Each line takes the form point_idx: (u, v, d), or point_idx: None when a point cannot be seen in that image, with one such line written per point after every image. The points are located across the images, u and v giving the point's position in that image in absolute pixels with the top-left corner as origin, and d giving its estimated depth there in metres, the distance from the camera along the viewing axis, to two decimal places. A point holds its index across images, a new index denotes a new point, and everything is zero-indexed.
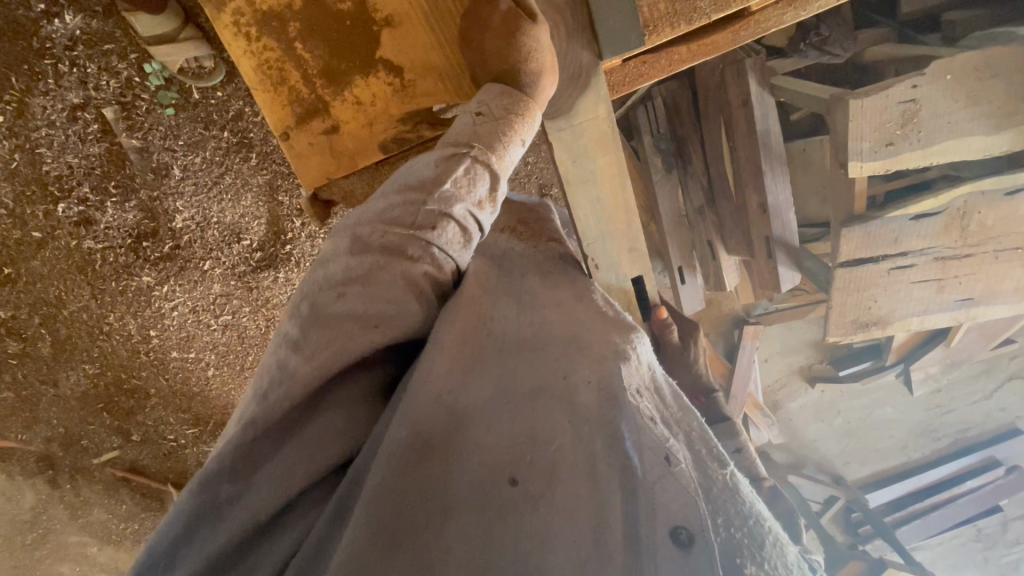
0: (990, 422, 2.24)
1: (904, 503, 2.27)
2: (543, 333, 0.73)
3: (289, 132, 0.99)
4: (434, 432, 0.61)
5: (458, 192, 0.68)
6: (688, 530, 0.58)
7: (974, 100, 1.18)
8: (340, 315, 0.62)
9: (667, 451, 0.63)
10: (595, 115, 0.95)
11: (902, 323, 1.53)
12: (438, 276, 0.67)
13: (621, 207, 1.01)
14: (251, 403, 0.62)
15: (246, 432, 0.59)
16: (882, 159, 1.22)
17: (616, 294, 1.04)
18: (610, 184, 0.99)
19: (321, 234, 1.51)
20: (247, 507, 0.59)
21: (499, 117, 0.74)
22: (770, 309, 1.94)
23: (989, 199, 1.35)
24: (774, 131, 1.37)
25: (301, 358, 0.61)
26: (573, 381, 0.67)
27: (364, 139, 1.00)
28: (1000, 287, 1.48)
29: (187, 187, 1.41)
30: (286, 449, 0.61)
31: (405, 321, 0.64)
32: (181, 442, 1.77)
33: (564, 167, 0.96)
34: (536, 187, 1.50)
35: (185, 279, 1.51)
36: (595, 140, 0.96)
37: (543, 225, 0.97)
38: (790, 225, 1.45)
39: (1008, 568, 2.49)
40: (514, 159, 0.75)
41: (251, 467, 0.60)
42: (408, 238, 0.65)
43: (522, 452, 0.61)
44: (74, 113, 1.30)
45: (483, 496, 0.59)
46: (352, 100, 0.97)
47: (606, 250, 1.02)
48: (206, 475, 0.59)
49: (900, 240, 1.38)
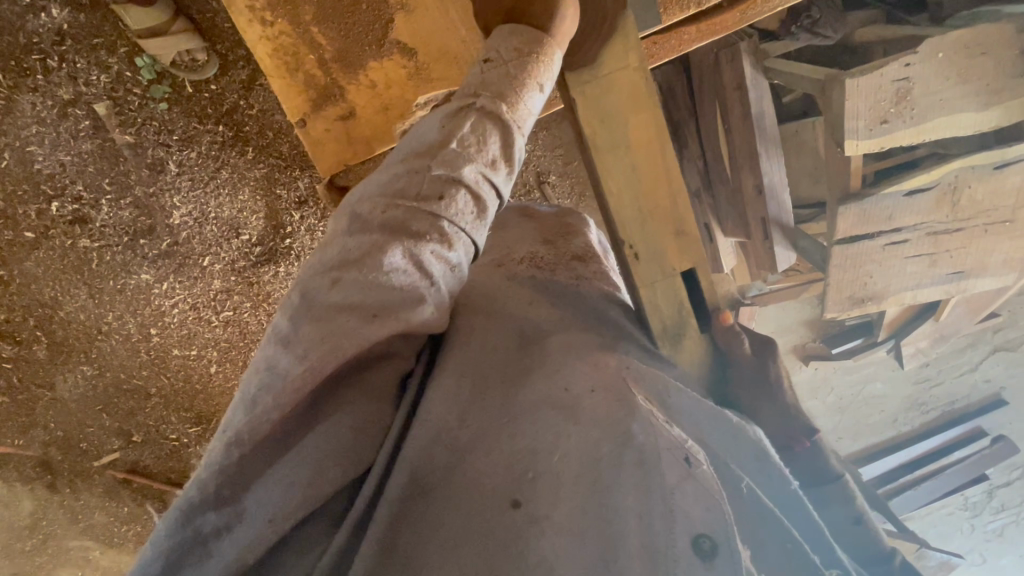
0: (976, 394, 2.30)
1: (892, 477, 2.32)
2: (546, 349, 0.77)
3: (306, 118, 1.06)
4: (432, 467, 0.66)
5: (465, 151, 0.68)
6: (710, 539, 0.60)
7: (965, 77, 1.21)
8: (335, 303, 0.63)
9: (686, 452, 0.66)
10: (624, 65, 0.85)
11: (897, 297, 1.55)
12: (447, 255, 0.66)
13: (660, 176, 0.88)
14: (237, 409, 0.64)
15: (233, 449, 0.60)
16: (878, 137, 1.25)
17: (662, 291, 0.89)
18: (646, 153, 0.87)
19: (320, 227, 1.47)
20: (237, 540, 0.59)
21: (510, 60, 0.72)
22: (764, 289, 1.98)
23: (978, 174, 1.39)
24: (770, 114, 1.40)
25: (293, 357, 0.61)
26: (575, 392, 0.71)
27: (380, 123, 1.08)
28: (989, 260, 1.52)
29: (183, 182, 1.39)
30: (279, 465, 0.63)
31: (409, 307, 0.63)
32: (183, 441, 1.75)
33: (591, 131, 0.86)
34: (534, 176, 1.59)
35: (185, 275, 1.49)
36: (627, 95, 0.86)
37: (569, 241, 0.97)
38: (785, 204, 1.47)
39: (993, 535, 2.58)
40: (533, 106, 0.73)
41: (238, 490, 0.61)
42: (413, 212, 0.66)
43: (523, 470, 0.65)
44: (63, 109, 1.28)
45: (483, 524, 0.62)
46: (366, 84, 1.04)
47: (646, 233, 0.89)
48: (187, 507, 0.59)
49: (895, 216, 1.41)
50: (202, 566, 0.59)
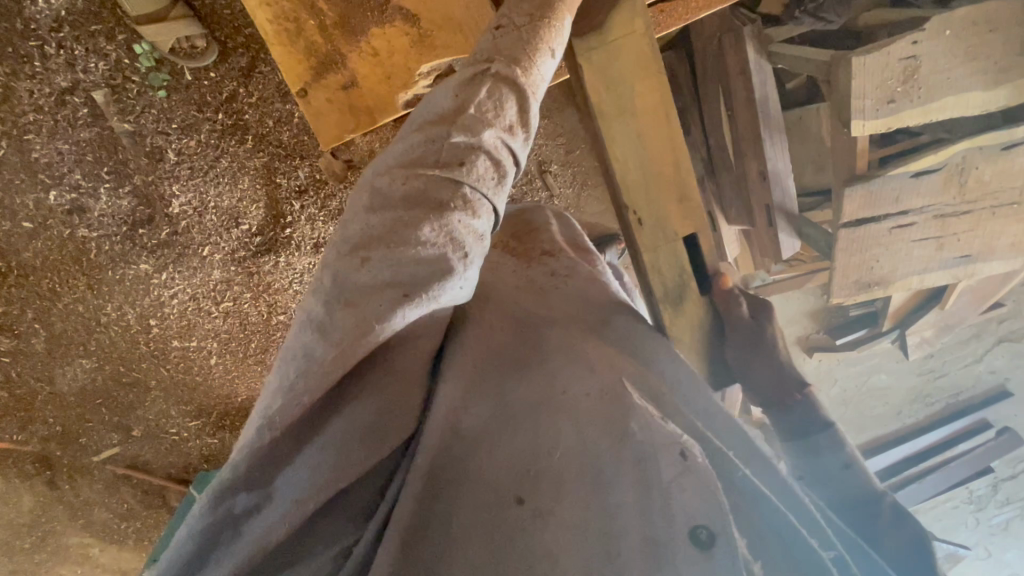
0: (979, 385, 2.28)
1: (898, 470, 2.35)
2: (543, 351, 0.77)
3: (307, 88, 1.05)
4: (443, 454, 0.66)
5: (484, 116, 0.68)
6: (708, 529, 0.57)
7: (973, 55, 1.20)
8: (366, 284, 0.64)
9: (681, 446, 0.62)
10: (631, 30, 0.90)
11: (904, 282, 1.53)
12: (473, 223, 0.67)
13: (665, 141, 0.93)
14: (272, 395, 0.65)
15: (264, 433, 0.63)
16: (884, 117, 1.24)
17: (665, 255, 0.94)
18: (652, 116, 0.92)
19: (321, 217, 1.47)
20: (264, 520, 0.63)
21: (522, 25, 0.73)
22: (768, 279, 1.95)
23: (985, 154, 1.38)
24: (774, 98, 1.39)
25: (328, 343, 0.63)
26: (573, 395, 0.71)
27: (383, 92, 1.07)
28: (996, 243, 1.50)
29: (182, 171, 1.37)
30: (309, 447, 0.65)
31: (437, 283, 0.64)
32: (182, 435, 1.74)
33: (598, 97, 0.91)
34: (535, 164, 1.58)
35: (184, 265, 1.47)
36: (635, 60, 0.91)
37: (538, 236, 1.00)
38: (790, 191, 1.46)
39: (998, 528, 2.56)
40: (546, 71, 0.74)
41: (268, 473, 0.65)
42: (434, 181, 0.66)
43: (528, 470, 0.65)
44: (62, 97, 1.27)
45: (490, 519, 0.63)
46: (369, 51, 1.04)
47: (651, 199, 0.94)
48: (222, 486, 0.63)
49: (900, 198, 1.40)
50: (233, 543, 0.64)
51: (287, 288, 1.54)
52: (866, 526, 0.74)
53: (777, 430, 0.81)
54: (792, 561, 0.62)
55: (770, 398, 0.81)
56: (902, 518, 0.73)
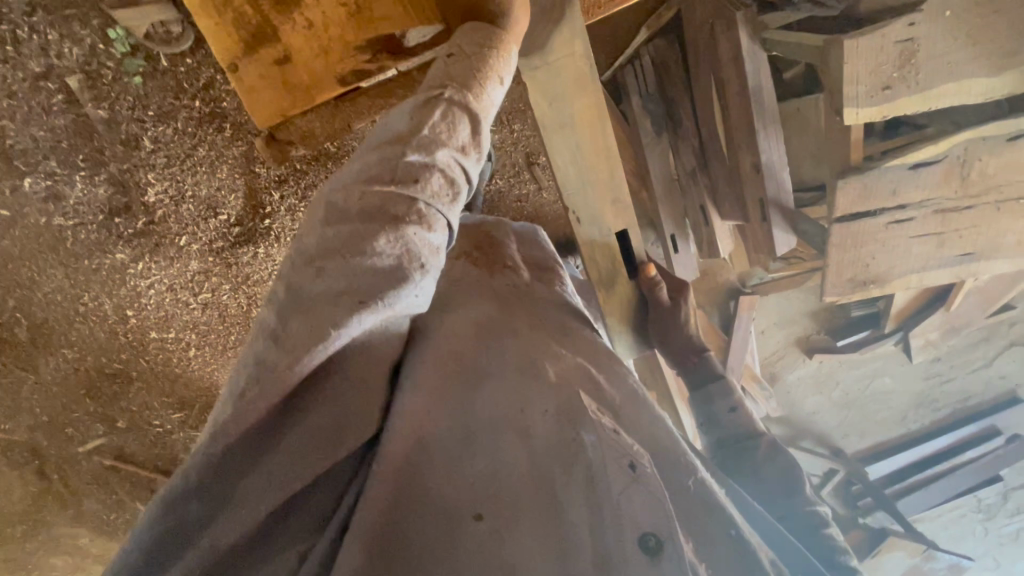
0: (989, 390, 2.19)
1: (904, 475, 2.28)
2: (501, 365, 0.73)
3: (238, 63, 0.99)
4: (404, 464, 0.62)
5: (438, 137, 0.66)
6: (656, 536, 0.57)
7: (975, 38, 1.14)
8: (319, 293, 0.60)
9: (631, 458, 0.63)
10: (572, 53, 0.95)
11: (902, 281, 1.47)
12: (428, 237, 0.64)
13: (602, 152, 1.02)
14: (225, 405, 0.61)
15: (216, 443, 0.58)
16: (879, 104, 1.18)
17: (601, 249, 1.09)
18: (590, 128, 1.00)
19: (301, 207, 1.44)
20: (216, 531, 0.59)
21: (471, 54, 0.73)
22: (765, 278, 1.89)
23: (990, 146, 1.31)
24: (768, 88, 1.33)
25: (282, 350, 0.59)
26: (530, 414, 0.67)
27: (319, 67, 1.01)
28: (1001, 241, 1.43)
29: (159, 159, 1.34)
30: (266, 459, 0.61)
31: (393, 291, 0.61)
32: (167, 427, 1.74)
33: (541, 111, 0.97)
34: (523, 156, 1.53)
35: (161, 256, 1.45)
36: (573, 79, 0.97)
37: (498, 249, 0.98)
38: (785, 185, 1.39)
39: (1007, 539, 2.48)
40: (494, 99, 0.74)
41: (223, 484, 0.60)
42: (390, 196, 0.63)
43: (485, 488, 0.60)
44: (36, 83, 1.23)
45: (445, 535, 0.58)
46: (302, 23, 0.98)
47: (588, 201, 1.05)
48: (171, 496, 0.58)
49: (899, 191, 1.34)
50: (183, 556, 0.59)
51: (266, 280, 1.53)
52: (749, 454, 1.03)
53: (686, 382, 1.14)
54: (736, 557, 0.61)
55: (677, 357, 1.14)
56: (773, 452, 1.01)
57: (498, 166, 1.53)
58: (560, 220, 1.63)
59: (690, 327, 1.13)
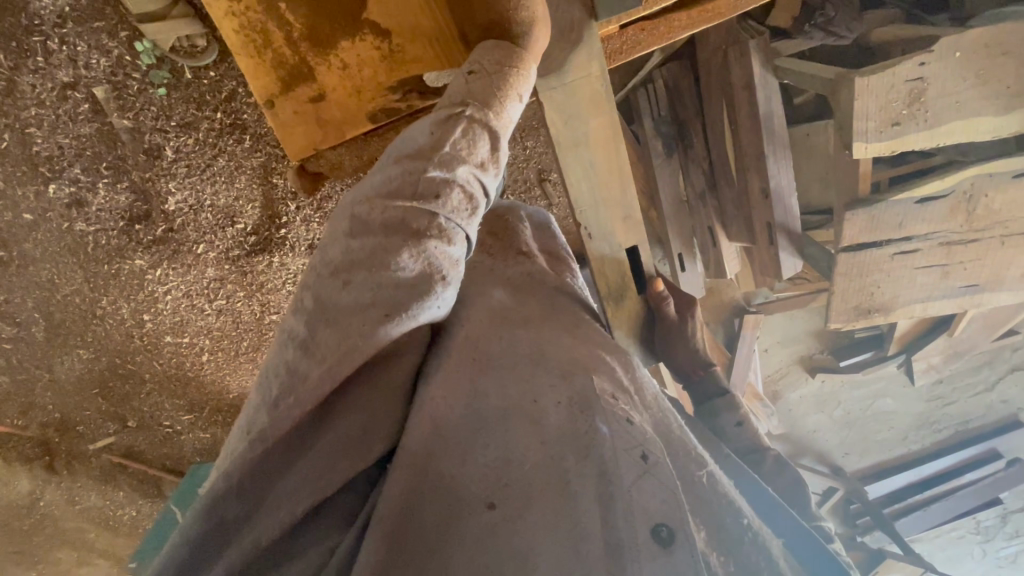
0: (990, 414, 2.20)
1: (904, 495, 2.29)
2: (516, 351, 0.74)
3: (273, 100, 1.03)
4: (422, 452, 0.64)
5: (459, 153, 0.69)
6: (668, 527, 0.59)
7: (984, 78, 1.16)
8: (346, 305, 0.63)
9: (643, 448, 0.65)
10: (588, 73, 0.98)
11: (905, 310, 1.49)
12: (448, 250, 0.66)
13: (614, 169, 1.05)
14: (262, 411, 0.66)
15: (257, 445, 0.63)
16: (888, 139, 1.20)
17: (610, 264, 1.10)
18: (603, 147, 1.03)
19: (316, 217, 1.47)
20: (252, 531, 0.64)
21: (492, 72, 0.75)
22: (770, 297, 1.93)
23: (997, 182, 1.33)
24: (779, 114, 1.36)
25: (311, 361, 0.63)
26: (543, 404, 0.67)
27: (352, 107, 1.05)
28: (1005, 273, 1.45)
29: (181, 169, 1.37)
30: (302, 461, 0.65)
31: (416, 302, 0.64)
32: (177, 428, 1.78)
33: (556, 130, 1.01)
34: (535, 171, 1.55)
35: (179, 262, 1.49)
36: (588, 98, 1.00)
37: (511, 236, 0.99)
38: (792, 209, 1.42)
39: (1005, 561, 2.48)
40: (513, 116, 0.77)
41: (262, 488, 0.65)
42: (411, 210, 0.65)
43: (497, 478, 0.62)
44: (63, 92, 1.27)
45: (457, 522, 0.60)
46: (338, 66, 1.01)
47: (599, 215, 1.07)
48: (214, 497, 0.64)
49: (905, 223, 1.35)
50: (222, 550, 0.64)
51: (279, 288, 1.57)
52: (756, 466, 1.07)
53: (691, 398, 1.16)
54: (742, 546, 0.63)
55: (682, 372, 1.16)
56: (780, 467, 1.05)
57: (510, 182, 1.55)
58: (569, 234, 1.65)
59: (695, 341, 1.14)
